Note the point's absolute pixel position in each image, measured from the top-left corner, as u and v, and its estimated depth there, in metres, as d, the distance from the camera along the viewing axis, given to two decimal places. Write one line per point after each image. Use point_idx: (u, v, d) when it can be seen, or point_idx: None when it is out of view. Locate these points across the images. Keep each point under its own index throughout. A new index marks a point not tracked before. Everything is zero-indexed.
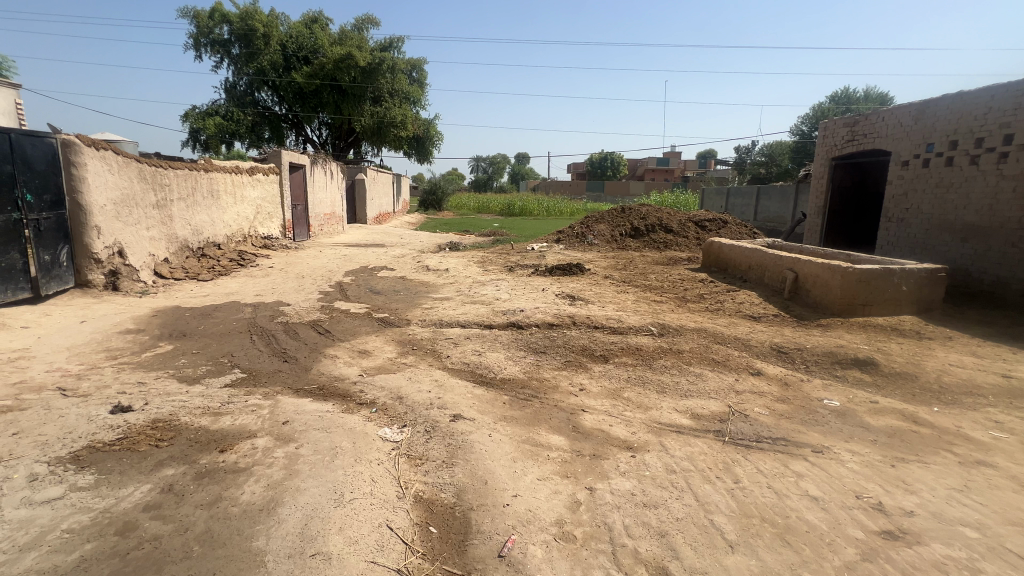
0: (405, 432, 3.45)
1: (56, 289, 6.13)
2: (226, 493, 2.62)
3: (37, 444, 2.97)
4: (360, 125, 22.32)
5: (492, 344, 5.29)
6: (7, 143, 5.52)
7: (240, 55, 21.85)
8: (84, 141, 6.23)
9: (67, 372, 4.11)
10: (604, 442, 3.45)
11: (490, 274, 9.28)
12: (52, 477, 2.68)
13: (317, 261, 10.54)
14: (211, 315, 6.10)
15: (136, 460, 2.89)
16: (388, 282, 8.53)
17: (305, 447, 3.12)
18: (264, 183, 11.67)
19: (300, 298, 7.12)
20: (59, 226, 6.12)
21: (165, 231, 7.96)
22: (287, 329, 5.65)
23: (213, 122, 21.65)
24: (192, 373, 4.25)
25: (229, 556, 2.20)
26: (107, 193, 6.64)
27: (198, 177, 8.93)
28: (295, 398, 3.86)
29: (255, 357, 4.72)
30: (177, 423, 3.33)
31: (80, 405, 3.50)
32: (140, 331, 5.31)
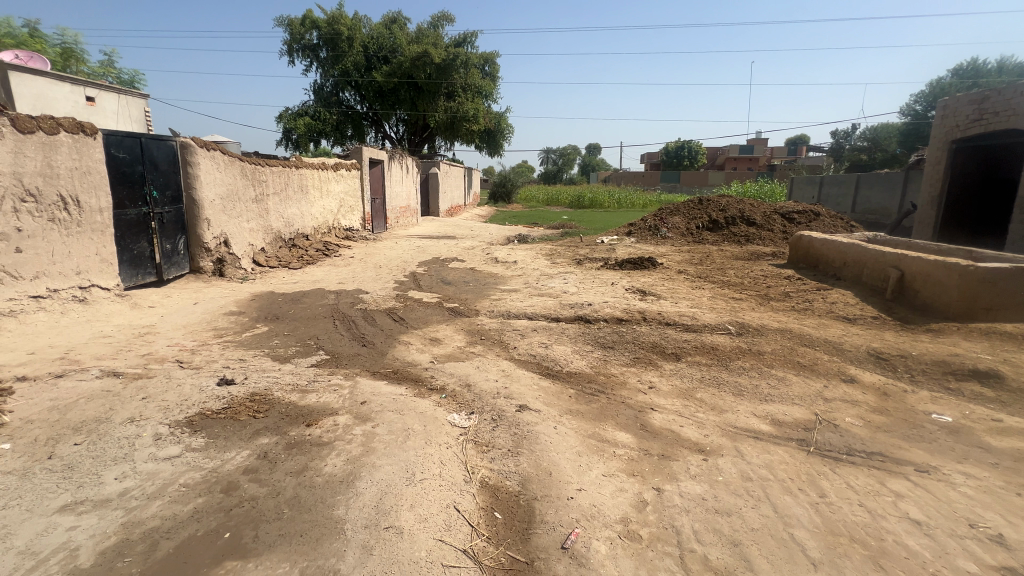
0: (473, 419, 3.56)
1: (175, 274, 6.98)
2: (312, 464, 2.86)
3: (161, 408, 3.41)
4: (435, 121, 22.98)
5: (558, 337, 5.29)
6: (139, 146, 6.30)
7: (326, 58, 23.29)
8: (198, 143, 7.01)
9: (182, 347, 4.67)
10: (673, 443, 3.33)
11: (559, 267, 9.25)
12: (172, 438, 3.07)
13: (394, 252, 11.10)
14: (301, 300, 6.65)
15: (238, 428, 3.23)
16: (459, 273, 8.79)
17: (381, 426, 3.32)
18: (347, 178, 12.44)
19: (377, 287, 7.54)
20: (177, 218, 6.94)
21: (262, 223, 8.76)
22: (366, 315, 6.02)
23: (303, 122, 23.37)
24: (283, 353, 4.67)
25: (314, 521, 2.41)
26: (215, 189, 7.41)
27: (290, 174, 9.71)
28: (373, 380, 4.13)
29: (337, 341, 5.09)
30: (271, 397, 3.68)
31: (192, 376, 3.97)
32: (241, 313, 5.90)
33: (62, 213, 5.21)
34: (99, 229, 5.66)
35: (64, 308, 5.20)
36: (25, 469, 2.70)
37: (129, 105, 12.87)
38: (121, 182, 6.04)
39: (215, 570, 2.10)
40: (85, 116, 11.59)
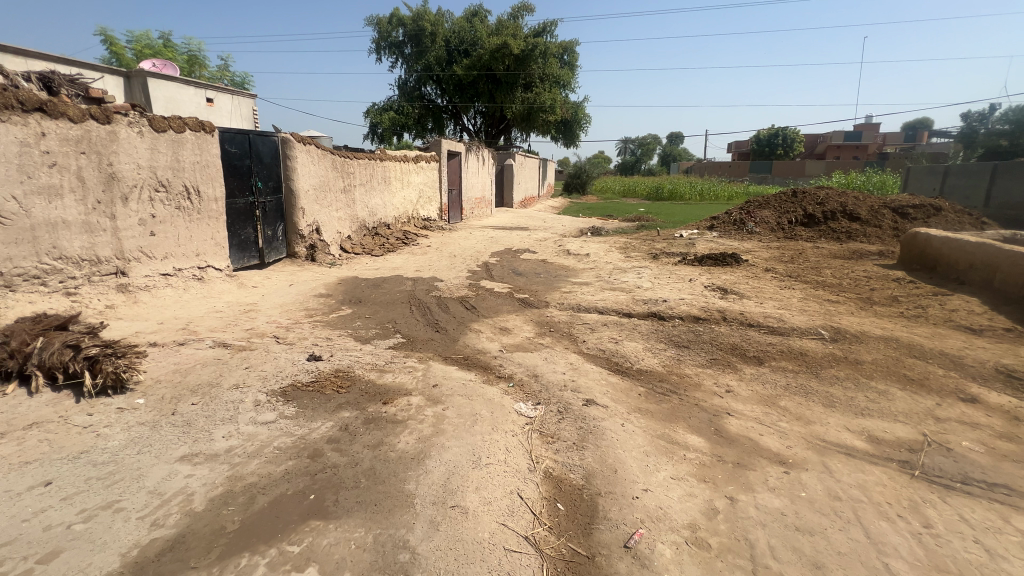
0: (539, 409, 3.59)
1: (275, 258, 7.71)
2: (387, 440, 3.05)
3: (261, 378, 3.81)
4: (512, 112, 23.11)
5: (630, 333, 5.15)
6: (248, 142, 6.98)
7: (411, 54, 24.15)
8: (296, 138, 7.62)
9: (279, 324, 5.16)
10: (751, 452, 3.13)
11: (633, 261, 8.98)
12: (269, 405, 3.42)
13: (468, 242, 11.38)
14: (381, 286, 7.05)
15: (324, 400, 3.53)
16: (531, 265, 8.83)
17: (451, 409, 3.46)
18: (426, 170, 12.94)
19: (451, 275, 7.79)
20: (278, 207, 7.64)
21: (349, 212, 9.39)
22: (440, 302, 6.26)
23: (388, 116, 24.52)
24: (365, 334, 4.99)
25: (387, 493, 2.57)
26: (310, 180, 8.04)
27: (375, 166, 10.27)
28: (444, 365, 4.30)
29: (413, 325, 5.35)
30: (352, 375, 3.96)
31: (287, 350, 4.38)
32: (329, 296, 6.39)
33: (185, 202, 5.94)
34: (214, 217, 6.39)
35: (186, 285, 5.96)
36: (155, 422, 3.14)
37: (243, 105, 14.30)
38: (233, 174, 6.75)
39: (302, 526, 2.32)
40: (205, 116, 13.10)
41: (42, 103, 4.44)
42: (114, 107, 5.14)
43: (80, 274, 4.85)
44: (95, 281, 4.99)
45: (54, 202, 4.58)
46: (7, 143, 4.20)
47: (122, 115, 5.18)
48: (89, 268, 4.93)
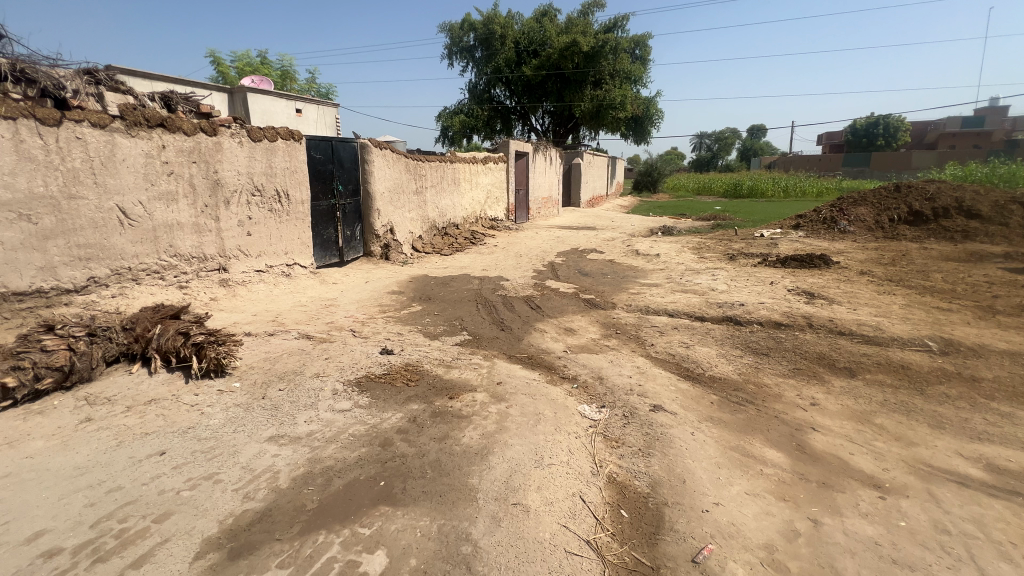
0: (604, 412, 3.52)
1: (353, 256, 8.22)
2: (452, 433, 3.14)
3: (338, 368, 4.08)
4: (581, 110, 22.81)
5: (702, 337, 4.90)
6: (331, 148, 7.47)
7: (481, 57, 24.64)
8: (374, 143, 8.04)
9: (355, 318, 5.50)
10: (839, 472, 2.85)
11: (707, 262, 8.54)
12: (345, 394, 3.65)
13: (535, 242, 11.42)
14: (449, 284, 7.27)
15: (395, 392, 3.70)
16: (597, 265, 8.69)
17: (514, 407, 3.49)
18: (494, 171, 13.16)
19: (517, 275, 7.86)
20: (356, 209, 8.13)
21: (421, 213, 9.78)
22: (506, 301, 6.33)
23: (459, 120, 25.22)
24: (433, 331, 5.17)
25: (451, 485, 2.64)
26: (385, 183, 8.47)
27: (446, 168, 10.60)
28: (508, 363, 4.35)
29: (479, 323, 5.46)
30: (421, 369, 4.12)
31: (362, 344, 4.65)
32: (401, 293, 6.70)
33: (277, 204, 6.50)
34: (301, 218, 6.94)
35: (277, 280, 6.53)
36: (249, 404, 3.47)
37: (328, 114, 15.38)
38: (318, 179, 7.27)
39: (372, 510, 2.45)
40: (295, 125, 14.25)
41: (163, 119, 5.06)
42: (220, 121, 5.73)
43: (190, 269, 5.47)
44: (202, 276, 5.60)
45: (171, 206, 5.20)
46: (136, 155, 4.84)
47: (226, 128, 5.77)
48: (197, 264, 5.55)
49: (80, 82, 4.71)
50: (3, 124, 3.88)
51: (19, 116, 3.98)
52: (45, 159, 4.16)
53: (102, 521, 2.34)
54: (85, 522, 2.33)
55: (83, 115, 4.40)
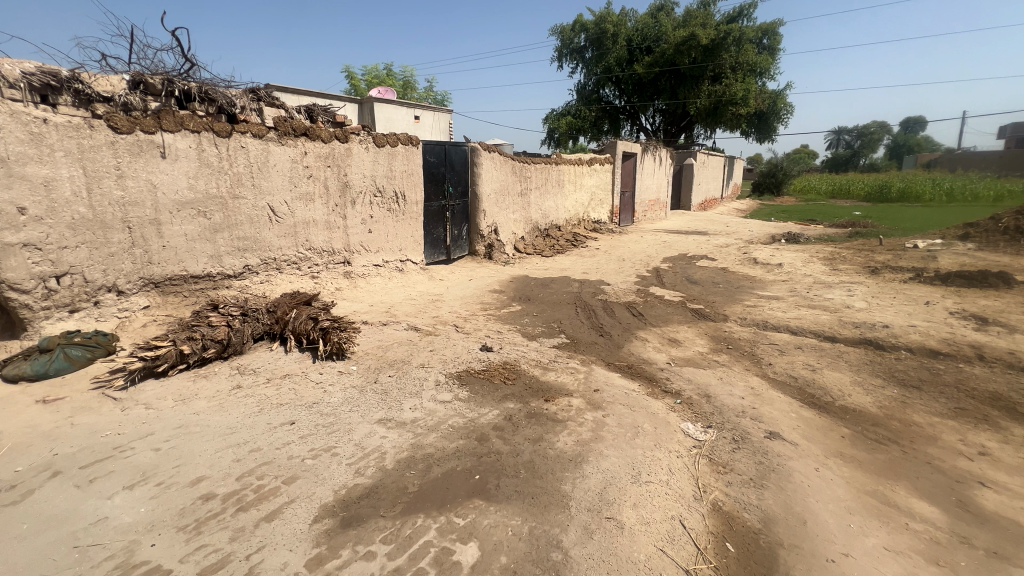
0: (710, 433, 3.26)
1: (459, 254, 8.63)
2: (547, 437, 3.13)
3: (442, 361, 4.30)
4: (696, 108, 21.45)
5: (832, 361, 4.33)
6: (444, 152, 7.90)
7: (591, 58, 24.31)
8: (483, 147, 8.35)
9: (459, 314, 5.76)
10: (1017, 543, 2.33)
11: (841, 275, 7.53)
12: (447, 386, 3.84)
13: (639, 246, 11.01)
14: (549, 286, 7.30)
15: (493, 389, 3.80)
16: (708, 273, 8.11)
17: (611, 417, 3.38)
18: (599, 172, 12.93)
19: (619, 279, 7.64)
20: (464, 210, 8.51)
21: (524, 214, 9.95)
22: (606, 306, 6.19)
23: (565, 121, 25.21)
24: (532, 331, 5.22)
25: (544, 489, 2.64)
26: (492, 185, 8.75)
27: (551, 170, 10.65)
28: (607, 370, 4.23)
29: (578, 327, 5.40)
30: (518, 368, 4.19)
31: (464, 339, 4.86)
32: (502, 292, 6.87)
33: (395, 205, 7.05)
34: (415, 217, 7.45)
35: (391, 274, 7.09)
36: (363, 387, 3.81)
37: (443, 120, 16.32)
38: (431, 181, 7.73)
39: (467, 502, 2.54)
40: (413, 131, 15.34)
41: (307, 129, 5.75)
42: (352, 129, 6.37)
43: (321, 261, 6.16)
44: (330, 268, 6.28)
45: (308, 205, 5.90)
46: (284, 161, 5.56)
47: (356, 135, 6.39)
48: (327, 257, 6.23)
49: (246, 98, 5.34)
50: (191, 137, 4.72)
51: (202, 130, 4.81)
52: (218, 165, 4.96)
53: (245, 476, 2.72)
54: (233, 475, 2.73)
55: (246, 127, 5.16)
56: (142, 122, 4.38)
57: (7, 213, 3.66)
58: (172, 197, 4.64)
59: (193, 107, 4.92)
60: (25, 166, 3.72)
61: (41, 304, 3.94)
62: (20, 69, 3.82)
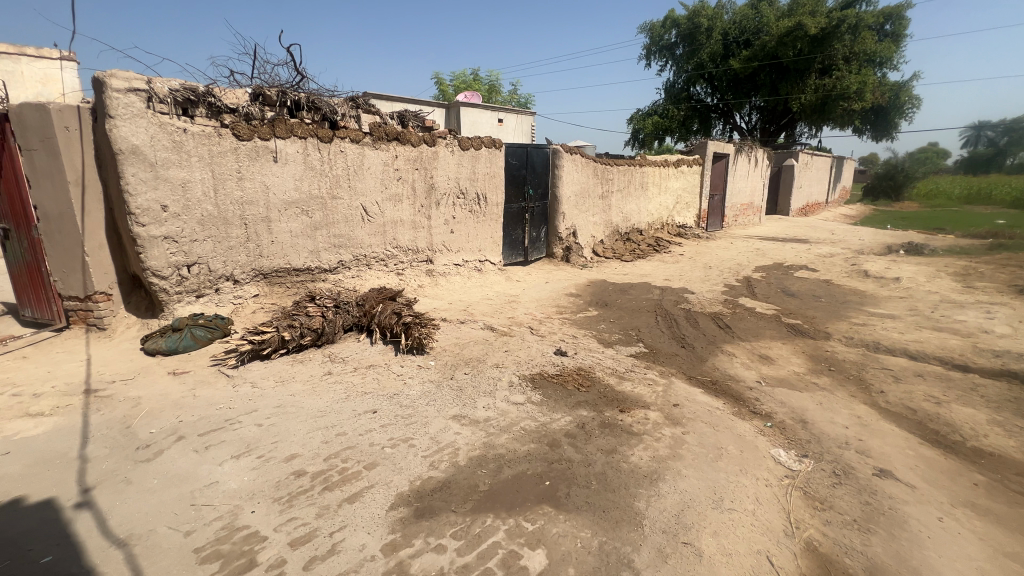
0: (805, 463, 2.97)
1: (536, 256, 8.67)
2: (621, 449, 3.03)
3: (516, 362, 4.34)
4: (800, 103, 19.68)
5: (961, 394, 3.75)
6: (526, 155, 7.96)
7: (683, 54, 23.19)
8: (565, 149, 8.29)
9: (534, 316, 5.78)
10: None
11: (976, 294, 6.51)
12: (520, 388, 3.86)
13: (727, 253, 10.33)
14: (628, 292, 7.09)
15: (567, 395, 3.76)
16: (808, 285, 7.40)
17: (691, 435, 3.20)
18: (686, 174, 12.31)
19: (704, 288, 7.23)
20: (543, 212, 8.53)
21: (605, 217, 9.75)
22: (689, 316, 5.87)
23: (652, 121, 24.35)
24: (608, 338, 5.09)
25: (616, 503, 2.55)
26: (573, 187, 8.67)
27: (634, 172, 10.33)
28: (687, 385, 4.01)
29: (657, 336, 5.18)
30: (593, 375, 4.10)
31: (538, 342, 4.86)
32: (578, 296, 6.79)
33: (476, 206, 7.24)
34: (495, 218, 7.59)
35: (470, 274, 7.29)
36: (440, 382, 3.95)
37: (526, 122, 16.46)
38: (512, 183, 7.84)
39: (536, 508, 2.52)
40: (497, 134, 15.65)
41: (399, 133, 6.08)
42: (439, 133, 6.64)
43: (406, 259, 6.49)
44: (414, 266, 6.59)
45: (397, 206, 6.24)
46: (377, 164, 5.93)
47: (443, 139, 6.65)
48: (412, 256, 6.55)
49: (347, 106, 5.66)
50: (299, 142, 5.20)
51: (308, 136, 5.27)
52: (320, 168, 5.41)
53: (332, 458, 2.93)
54: (321, 455, 2.95)
55: (345, 133, 5.57)
56: (259, 129, 4.89)
57: (153, 210, 4.27)
58: (281, 198, 5.13)
59: (302, 116, 5.31)
60: (168, 169, 4.32)
61: (175, 289, 4.54)
62: (167, 86, 4.33)
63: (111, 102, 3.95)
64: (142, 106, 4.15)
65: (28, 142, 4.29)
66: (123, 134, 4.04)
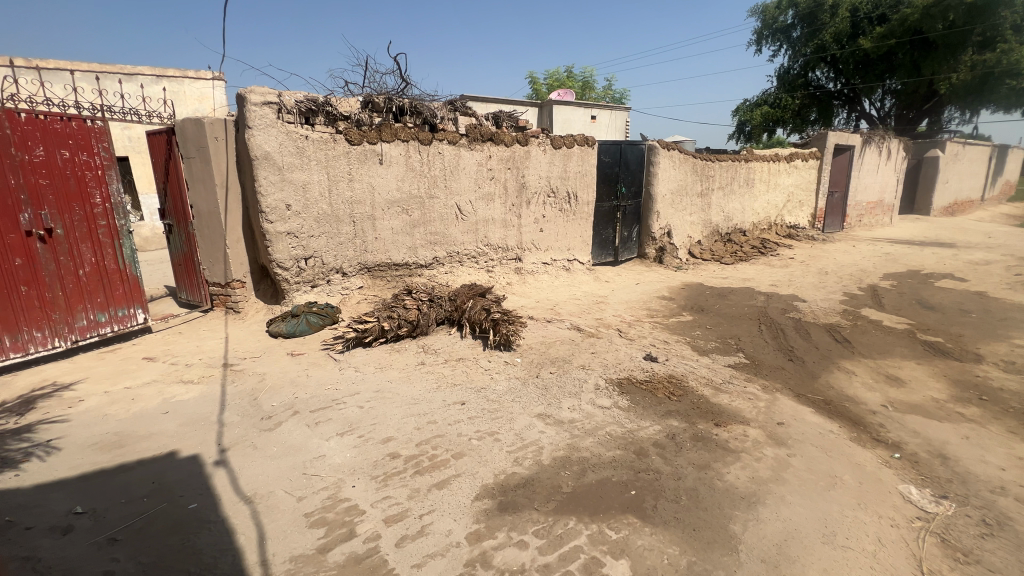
0: (943, 506, 2.55)
1: (627, 256, 8.42)
2: (715, 466, 2.84)
3: (602, 364, 4.26)
4: (950, 84, 17.05)
5: None
6: (620, 152, 7.74)
7: (801, 37, 20.88)
8: (662, 144, 7.93)
9: (623, 318, 5.62)
10: None
11: None
12: (606, 392, 3.77)
13: (848, 257, 9.19)
14: (728, 297, 6.61)
15: (656, 402, 3.61)
16: (953, 297, 6.34)
17: (798, 460, 2.90)
18: (800, 169, 11.16)
19: (818, 296, 6.51)
20: (636, 211, 8.25)
21: (703, 216, 9.17)
22: (798, 326, 5.32)
23: (761, 112, 22.39)
24: (703, 346, 4.79)
25: (708, 523, 2.40)
26: (669, 185, 8.26)
27: (739, 167, 9.58)
28: (795, 402, 3.64)
29: (760, 347, 4.76)
30: (685, 384, 3.88)
31: (627, 345, 4.72)
32: (671, 299, 6.48)
33: (566, 205, 7.21)
34: (585, 217, 7.50)
35: (558, 273, 7.28)
36: (525, 379, 4.00)
37: (621, 118, 15.95)
38: (605, 182, 7.68)
39: (621, 516, 2.45)
40: (589, 131, 15.43)
41: (493, 134, 6.24)
42: (532, 133, 6.70)
43: (496, 257, 6.65)
44: (503, 264, 6.73)
45: (489, 205, 6.42)
46: (472, 165, 6.15)
47: (535, 139, 6.70)
48: (502, 254, 6.70)
49: (445, 109, 5.93)
50: (401, 145, 5.56)
51: (410, 139, 5.62)
52: (420, 170, 5.73)
53: (422, 444, 3.10)
54: (413, 440, 3.14)
55: (443, 135, 5.84)
56: (368, 134, 5.30)
57: (279, 209, 4.83)
58: (385, 197, 5.53)
59: (405, 120, 5.66)
60: (292, 172, 4.86)
61: (295, 279, 5.09)
62: (293, 98, 4.87)
63: (249, 114, 4.54)
64: (274, 117, 4.70)
65: (187, 151, 5.07)
66: (258, 142, 4.62)
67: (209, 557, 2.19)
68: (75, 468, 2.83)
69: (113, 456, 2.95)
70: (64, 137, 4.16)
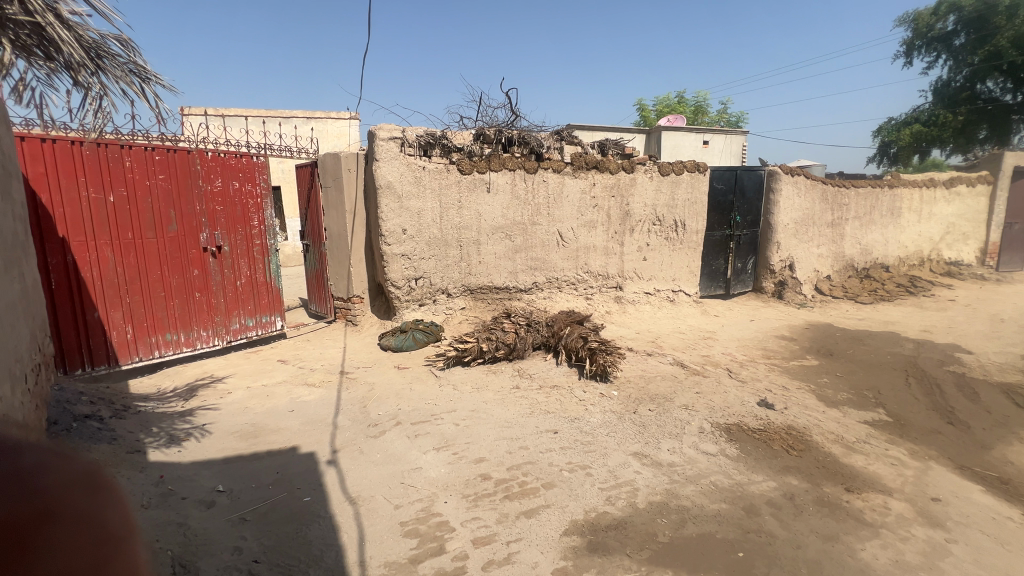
0: None
1: (740, 290, 7.79)
2: (845, 539, 2.43)
3: (708, 406, 3.93)
4: None
5: None
6: (735, 178, 7.28)
7: (966, 44, 18.05)
8: (784, 169, 7.31)
9: (734, 357, 5.16)
10: None
11: None
12: (712, 436, 3.46)
13: None
14: (864, 341, 5.75)
15: (771, 455, 3.22)
16: None
17: (960, 548, 2.38)
18: (964, 196, 9.49)
19: (989, 348, 5.39)
20: (751, 241, 7.64)
21: (834, 248, 8.18)
22: (961, 382, 4.44)
23: (912, 131, 19.60)
24: (832, 396, 4.19)
25: None
26: (792, 214, 7.54)
27: (881, 194, 8.43)
28: (956, 477, 3.01)
29: (907, 403, 4.05)
30: (809, 439, 3.42)
31: (737, 387, 4.31)
32: (792, 340, 5.81)
33: (673, 233, 6.91)
34: (693, 247, 7.11)
35: (661, 303, 6.95)
36: (621, 414, 3.84)
37: (737, 142, 15.03)
38: (717, 210, 7.26)
39: None
40: (701, 157, 14.77)
41: (598, 162, 6.25)
42: (638, 160, 6.59)
43: (596, 285, 6.56)
44: (603, 292, 6.61)
45: (591, 232, 6.39)
46: (575, 192, 6.21)
47: (641, 166, 6.56)
48: (602, 281, 6.59)
49: (552, 139, 6.09)
50: (508, 174, 5.80)
51: (517, 168, 5.85)
52: (525, 197, 5.93)
53: (513, 469, 3.10)
54: (504, 463, 3.16)
55: (549, 164, 5.99)
56: (478, 164, 5.62)
57: (396, 233, 5.29)
58: (490, 224, 5.79)
59: (513, 150, 5.92)
60: (409, 200, 5.31)
61: (405, 297, 5.50)
62: (415, 133, 5.35)
63: (378, 148, 5.07)
64: (397, 150, 5.20)
65: (326, 181, 5.81)
66: (383, 173, 5.14)
67: (317, 550, 2.38)
68: (220, 451, 3.29)
69: (249, 445, 3.39)
70: (236, 171, 5.01)
